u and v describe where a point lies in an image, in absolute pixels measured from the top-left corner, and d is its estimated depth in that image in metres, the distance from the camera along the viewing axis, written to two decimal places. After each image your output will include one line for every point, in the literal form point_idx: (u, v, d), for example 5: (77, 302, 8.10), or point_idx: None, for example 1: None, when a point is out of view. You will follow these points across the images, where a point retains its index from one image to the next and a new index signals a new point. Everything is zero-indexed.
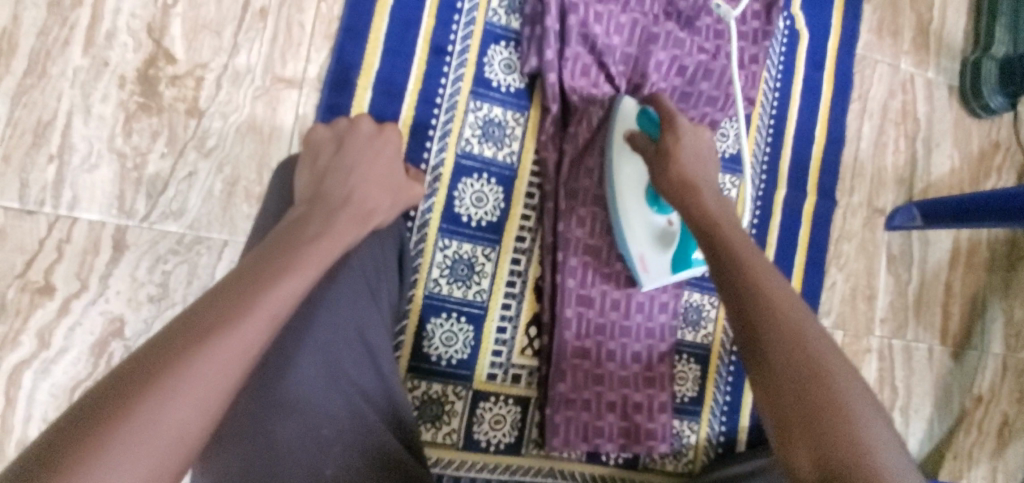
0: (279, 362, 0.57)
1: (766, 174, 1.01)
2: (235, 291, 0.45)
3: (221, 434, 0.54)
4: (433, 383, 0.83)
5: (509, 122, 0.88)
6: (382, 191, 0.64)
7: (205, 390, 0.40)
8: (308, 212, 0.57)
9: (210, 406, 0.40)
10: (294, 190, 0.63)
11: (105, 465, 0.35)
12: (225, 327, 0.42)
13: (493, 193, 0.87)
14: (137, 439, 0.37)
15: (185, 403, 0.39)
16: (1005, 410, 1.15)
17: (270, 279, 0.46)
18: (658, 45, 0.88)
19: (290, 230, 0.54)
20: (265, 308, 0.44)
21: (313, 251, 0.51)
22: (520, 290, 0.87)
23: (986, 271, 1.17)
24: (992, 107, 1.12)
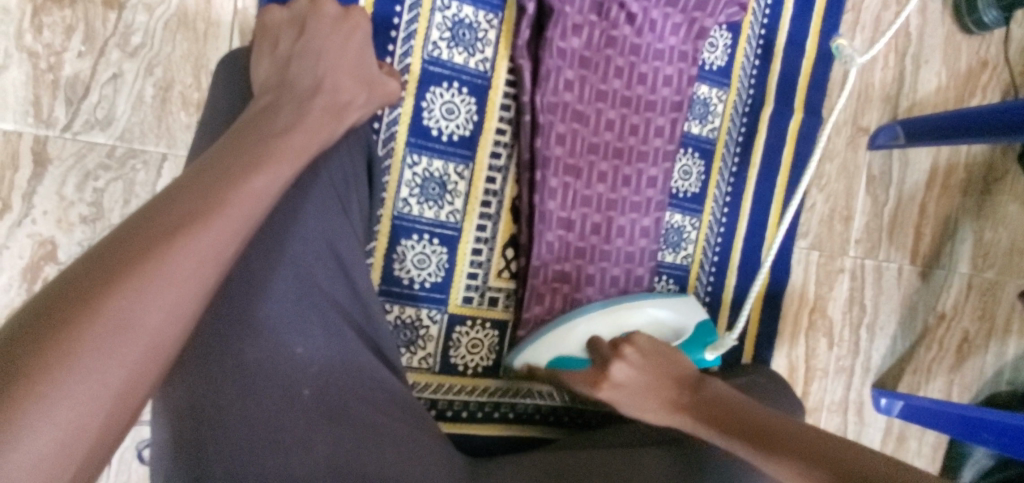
0: (239, 277, 0.52)
1: (753, 89, 0.96)
2: (197, 188, 0.41)
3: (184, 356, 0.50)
4: (406, 307, 0.80)
5: (481, 24, 0.79)
6: (354, 84, 0.56)
7: (175, 298, 0.38)
8: (276, 100, 0.51)
9: (180, 312, 0.38)
10: (252, 82, 0.55)
11: (83, 368, 0.33)
12: (191, 229, 0.39)
13: (465, 104, 0.79)
14: (103, 351, 0.34)
15: (152, 309, 0.37)
16: (965, 327, 1.20)
17: (237, 177, 0.42)
18: None
19: (249, 125, 0.48)
20: (234, 211, 0.41)
21: (282, 147, 0.47)
22: (496, 210, 0.83)
23: (962, 192, 1.17)
24: (986, 22, 1.07)
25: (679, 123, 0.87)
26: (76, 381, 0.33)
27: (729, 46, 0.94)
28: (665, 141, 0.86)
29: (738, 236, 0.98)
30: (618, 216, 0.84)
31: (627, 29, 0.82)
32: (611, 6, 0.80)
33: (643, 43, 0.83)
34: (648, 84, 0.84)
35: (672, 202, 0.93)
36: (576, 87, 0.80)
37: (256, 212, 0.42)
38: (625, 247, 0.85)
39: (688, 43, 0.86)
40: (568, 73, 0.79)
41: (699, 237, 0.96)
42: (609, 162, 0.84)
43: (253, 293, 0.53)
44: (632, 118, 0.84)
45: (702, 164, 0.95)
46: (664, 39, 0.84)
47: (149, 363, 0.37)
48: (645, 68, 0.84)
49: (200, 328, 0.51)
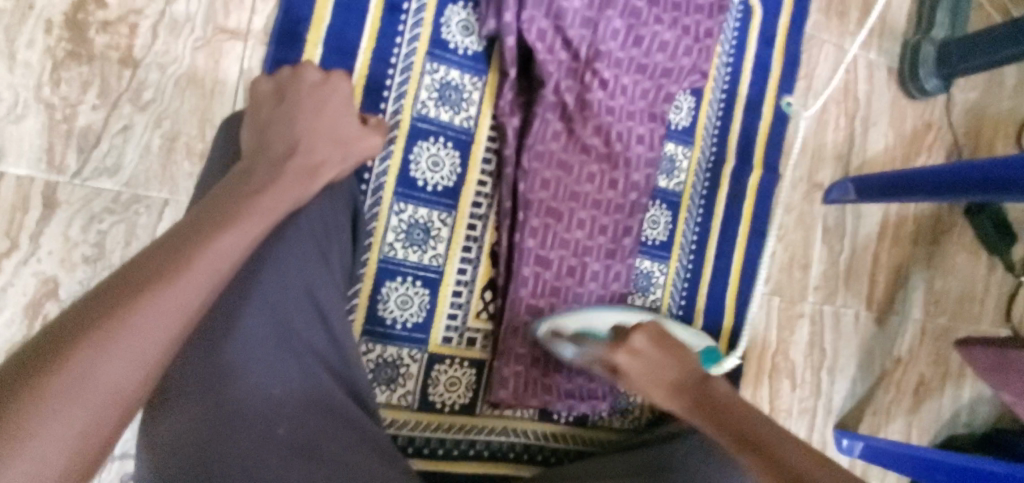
0: (218, 325, 0.57)
1: (716, 147, 1.05)
2: (173, 247, 0.45)
3: (168, 394, 0.56)
4: (388, 347, 0.84)
5: (466, 86, 0.87)
6: (333, 146, 0.62)
7: (138, 348, 0.41)
8: (252, 164, 0.57)
9: (140, 366, 0.42)
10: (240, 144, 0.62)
11: (46, 415, 0.37)
12: (160, 283, 0.43)
13: (449, 157, 0.86)
14: (67, 400, 0.38)
15: (113, 364, 0.40)
16: (921, 371, 1.27)
17: (209, 234, 0.47)
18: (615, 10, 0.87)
19: (225, 190, 0.53)
20: (202, 266, 0.45)
21: (257, 205, 0.52)
22: (476, 255, 0.88)
23: (913, 243, 1.27)
24: (928, 89, 1.20)
25: (652, 178, 0.94)
26: (41, 428, 0.37)
27: (693, 108, 1.03)
28: (642, 194, 0.93)
29: (704, 281, 1.04)
30: (592, 262, 0.90)
31: (601, 93, 0.88)
32: (586, 72, 0.87)
33: (617, 105, 0.90)
34: (622, 143, 0.91)
35: (642, 249, 1.00)
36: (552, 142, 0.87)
37: (219, 272, 0.46)
38: (598, 290, 0.91)
39: (657, 106, 0.94)
40: (555, 125, 0.87)
41: (667, 281, 1.02)
42: (589, 210, 0.90)
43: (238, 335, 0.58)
44: (612, 173, 0.91)
45: (669, 215, 1.02)
46: (635, 103, 0.92)
47: (112, 413, 0.41)
48: (619, 127, 0.90)
49: (178, 370, 0.56)
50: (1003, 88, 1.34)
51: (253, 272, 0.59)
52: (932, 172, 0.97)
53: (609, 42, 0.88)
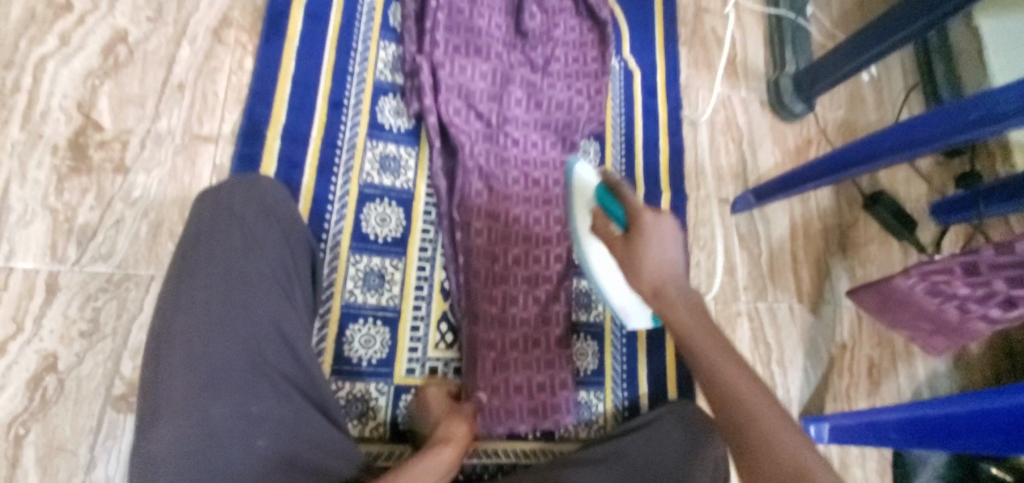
0: (203, 356, 0.67)
1: (625, 179, 1.24)
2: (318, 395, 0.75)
3: (156, 417, 0.64)
4: (357, 382, 0.92)
5: (403, 156, 1.05)
6: None
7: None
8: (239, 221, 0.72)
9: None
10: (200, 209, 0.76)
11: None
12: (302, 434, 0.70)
13: (395, 213, 1.02)
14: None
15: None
16: (868, 354, 1.37)
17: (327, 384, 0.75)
18: (514, 86, 1.12)
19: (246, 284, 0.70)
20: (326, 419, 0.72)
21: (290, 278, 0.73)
22: (428, 292, 1.00)
23: (825, 239, 1.43)
24: (797, 111, 1.45)
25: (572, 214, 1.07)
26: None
27: (599, 151, 1.23)
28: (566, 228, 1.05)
29: None
30: (533, 288, 1.01)
31: (516, 150, 1.08)
32: (499, 133, 1.08)
33: (530, 157, 1.09)
34: (541, 186, 1.07)
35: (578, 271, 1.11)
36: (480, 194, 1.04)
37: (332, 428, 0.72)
38: (543, 313, 1.00)
39: (566, 154, 1.13)
40: (476, 183, 1.03)
41: None
42: (521, 246, 1.02)
43: (218, 356, 0.68)
44: (535, 212, 1.05)
45: None
46: (547, 153, 1.11)
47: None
48: (538, 173, 1.08)
49: (165, 397, 0.65)
50: (864, 104, 1.59)
51: (223, 309, 0.70)
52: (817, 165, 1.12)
53: (514, 109, 1.10)
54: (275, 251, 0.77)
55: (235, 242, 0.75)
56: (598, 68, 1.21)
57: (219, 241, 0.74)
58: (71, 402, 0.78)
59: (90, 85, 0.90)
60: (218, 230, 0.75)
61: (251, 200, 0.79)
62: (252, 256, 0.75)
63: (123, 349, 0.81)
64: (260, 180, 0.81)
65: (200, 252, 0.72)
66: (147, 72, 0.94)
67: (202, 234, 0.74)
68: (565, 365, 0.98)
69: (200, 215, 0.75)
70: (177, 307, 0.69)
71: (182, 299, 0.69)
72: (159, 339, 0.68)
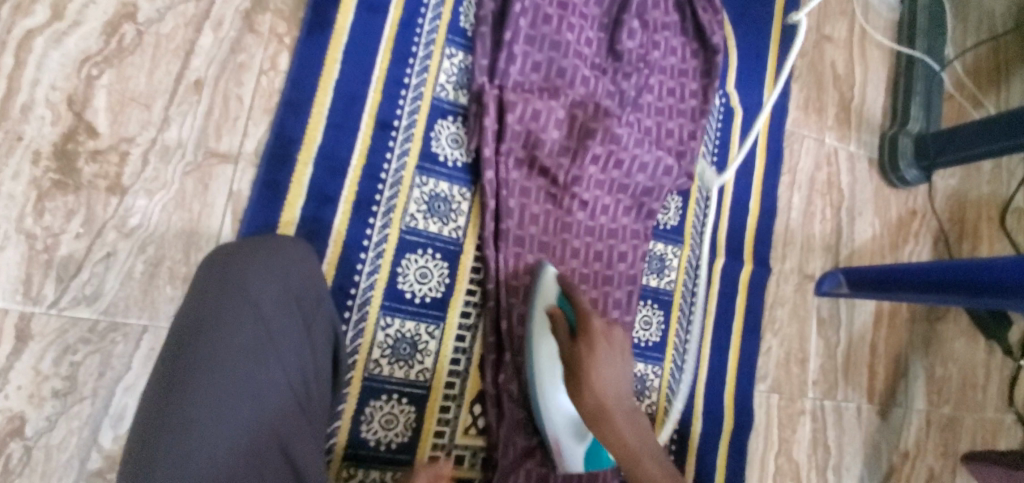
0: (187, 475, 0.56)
1: (705, 245, 1.05)
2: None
3: None
4: (370, 470, 0.80)
5: (455, 197, 0.87)
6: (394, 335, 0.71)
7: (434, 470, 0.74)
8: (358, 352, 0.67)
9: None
10: (207, 280, 0.63)
11: None
12: None
13: (438, 268, 0.85)
14: None
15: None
16: (930, 464, 1.23)
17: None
18: (595, 139, 0.92)
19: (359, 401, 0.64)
20: None
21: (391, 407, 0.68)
22: (465, 367, 0.86)
23: (909, 330, 1.25)
24: (908, 179, 1.22)
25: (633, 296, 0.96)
26: None
27: (681, 208, 1.04)
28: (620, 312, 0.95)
29: (699, 381, 1.02)
30: None
31: (581, 214, 0.94)
32: (565, 196, 0.92)
33: (597, 224, 0.95)
34: (603, 261, 0.95)
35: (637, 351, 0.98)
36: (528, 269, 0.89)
37: None
38: None
39: (639, 222, 0.98)
40: (528, 258, 0.89)
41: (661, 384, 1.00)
42: None
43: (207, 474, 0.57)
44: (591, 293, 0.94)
45: (661, 314, 1.01)
46: (617, 221, 0.96)
47: None
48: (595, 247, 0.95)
49: None
50: (982, 172, 1.36)
51: (220, 419, 0.59)
52: (923, 269, 0.97)
53: (588, 168, 0.92)
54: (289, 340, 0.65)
55: (243, 330, 0.62)
56: (698, 107, 1.01)
57: (225, 327, 0.61)
58: (37, 474, 0.67)
59: (84, 75, 0.72)
60: (225, 315, 0.61)
61: (266, 274, 0.64)
62: (261, 350, 0.62)
63: (103, 416, 0.69)
64: (281, 242, 0.67)
65: (200, 340, 0.60)
66: (158, 63, 0.75)
67: (205, 315, 0.61)
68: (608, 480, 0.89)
69: (207, 290, 0.62)
70: (167, 409, 0.57)
71: (172, 396, 0.58)
72: (140, 443, 0.56)
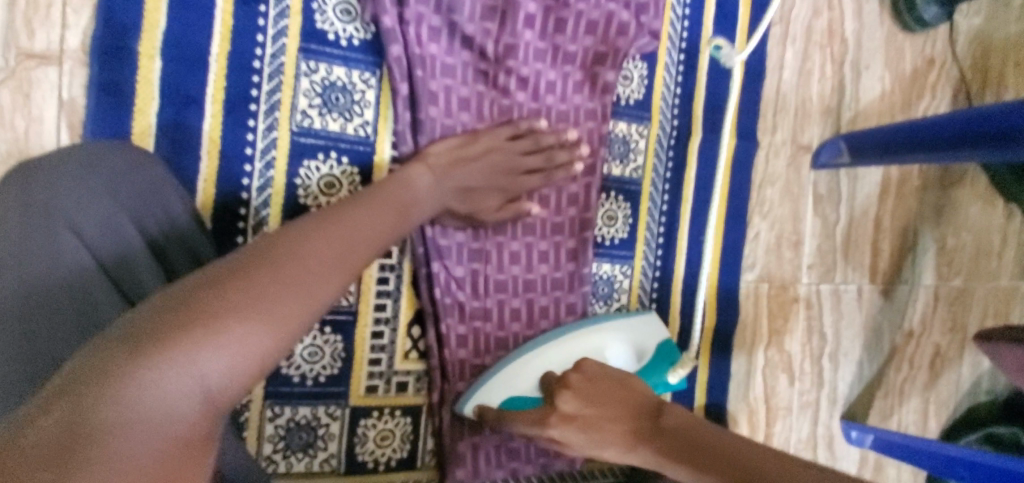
0: None
1: (678, 119, 0.89)
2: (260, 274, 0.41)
3: None
4: (300, 407, 0.72)
5: (357, 85, 0.71)
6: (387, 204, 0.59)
7: (313, 268, 0.44)
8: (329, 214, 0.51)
9: (242, 365, 0.37)
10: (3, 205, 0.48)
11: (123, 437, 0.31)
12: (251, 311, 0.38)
13: (347, 175, 0.71)
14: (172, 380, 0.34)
15: (178, 379, 0.34)
16: (936, 341, 1.13)
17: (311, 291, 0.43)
18: None
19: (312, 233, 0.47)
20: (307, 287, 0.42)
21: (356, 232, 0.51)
22: (395, 286, 0.75)
23: (918, 199, 1.11)
24: (925, 19, 1.01)
25: (593, 189, 0.81)
26: (118, 450, 0.31)
27: (646, 76, 0.86)
28: (581, 209, 0.81)
29: (676, 278, 0.90)
30: (539, 297, 0.79)
31: (522, 94, 0.76)
32: (498, 72, 0.75)
33: (542, 106, 0.77)
34: None
35: (599, 250, 0.86)
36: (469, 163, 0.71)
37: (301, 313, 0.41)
38: (552, 328, 0.81)
39: (596, 100, 0.80)
40: None
41: (633, 284, 0.88)
42: (520, 241, 0.78)
43: None
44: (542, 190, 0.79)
45: (629, 207, 0.87)
46: (568, 100, 0.79)
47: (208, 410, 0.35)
48: (550, 140, 0.76)
49: None
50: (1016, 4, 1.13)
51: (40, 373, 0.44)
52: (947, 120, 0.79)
53: (523, 33, 0.74)
54: (131, 265, 0.50)
55: (56, 261, 0.47)
56: None
57: (31, 260, 0.46)
58: None
59: None
60: (30, 238, 0.47)
61: (80, 190, 0.50)
62: (85, 282, 0.47)
63: None
64: (101, 153, 0.53)
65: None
66: None
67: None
68: None
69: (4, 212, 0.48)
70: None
71: None
72: None
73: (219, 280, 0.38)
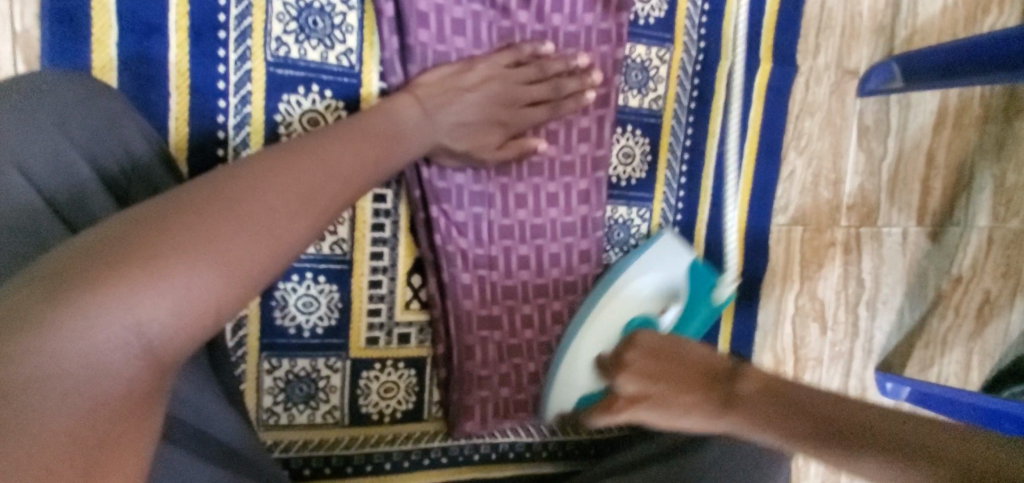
0: None
1: (705, 41, 0.78)
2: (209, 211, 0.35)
3: None
4: (298, 359, 0.68)
5: (337, 7, 0.63)
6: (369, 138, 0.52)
7: (272, 208, 0.37)
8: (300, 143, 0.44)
9: (190, 312, 0.32)
10: None
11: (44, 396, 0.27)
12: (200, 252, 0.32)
13: (332, 110, 0.64)
14: (103, 329, 0.29)
15: (111, 328, 0.29)
16: (987, 287, 1.02)
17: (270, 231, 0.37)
18: None
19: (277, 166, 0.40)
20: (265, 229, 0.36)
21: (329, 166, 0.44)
22: (392, 233, 0.70)
23: (978, 131, 0.98)
24: None
25: (606, 122, 0.73)
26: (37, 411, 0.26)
27: None
28: (593, 146, 0.73)
29: (701, 221, 0.82)
30: (548, 243, 0.73)
31: (525, 15, 0.67)
32: None
33: (548, 27, 0.68)
34: None
35: (615, 192, 0.78)
36: (465, 96, 0.64)
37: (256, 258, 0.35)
38: (563, 277, 0.74)
39: (609, 19, 0.70)
40: None
41: (652, 229, 0.80)
42: (528, 181, 0.71)
43: None
44: (550, 124, 0.71)
45: (648, 143, 0.78)
46: (578, 19, 0.69)
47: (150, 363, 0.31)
48: (558, 67, 0.68)
49: None
50: None
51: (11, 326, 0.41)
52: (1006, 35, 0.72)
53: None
54: (84, 200, 0.45)
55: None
56: None
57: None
58: None
59: None
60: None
61: (24, 123, 0.45)
62: (31, 223, 0.42)
63: None
64: (47, 82, 0.47)
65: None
66: None
67: None
68: None
69: None
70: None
71: None
72: None
73: (161, 219, 0.33)
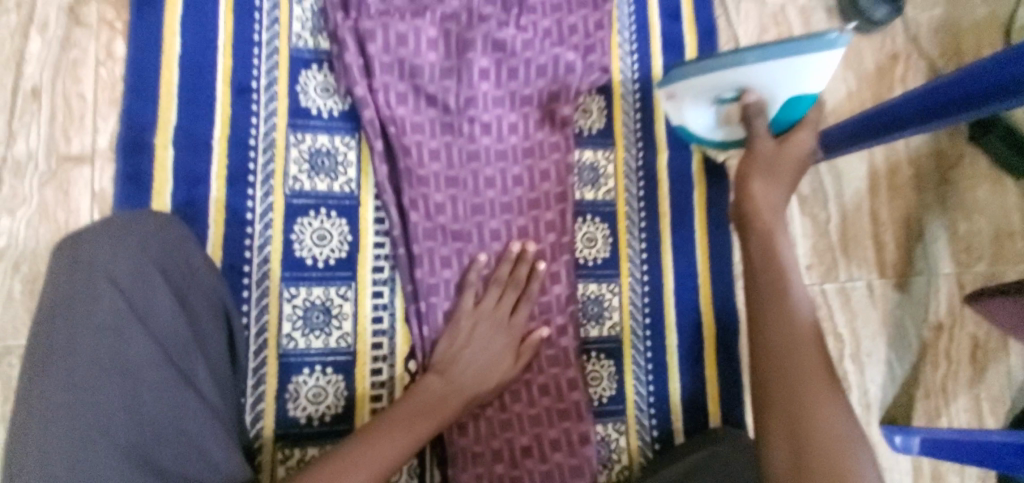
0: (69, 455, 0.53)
1: (643, 142, 0.94)
2: None
3: None
4: (309, 448, 0.75)
5: (340, 149, 0.81)
6: None
7: None
8: None
9: None
10: (60, 263, 0.59)
11: None
12: None
13: (336, 227, 0.79)
14: None
15: None
16: (973, 333, 1.05)
17: None
18: (476, 50, 0.83)
19: None
20: None
21: None
22: (390, 324, 0.80)
23: (916, 191, 1.07)
24: (879, 18, 1.07)
25: (569, 214, 0.85)
26: None
27: (605, 108, 0.93)
28: (559, 235, 0.85)
29: (666, 292, 0.91)
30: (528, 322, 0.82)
31: (487, 138, 0.84)
32: (461, 122, 0.83)
33: (507, 146, 0.85)
34: (524, 185, 0.85)
35: (584, 272, 0.89)
36: None
37: None
38: (545, 350, 0.83)
39: (557, 134, 0.87)
40: (436, 197, 0.80)
41: (622, 302, 0.89)
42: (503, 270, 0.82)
43: (110, 461, 0.53)
44: (518, 222, 0.84)
45: (607, 227, 0.91)
46: (530, 137, 0.86)
47: None
48: None
49: None
50: None
51: (97, 400, 0.54)
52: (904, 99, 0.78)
53: (480, 85, 0.83)
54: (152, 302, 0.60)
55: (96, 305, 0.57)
56: None
57: (71, 323, 0.56)
58: None
59: None
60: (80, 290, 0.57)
61: (116, 249, 0.60)
62: (117, 323, 0.57)
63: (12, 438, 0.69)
64: (130, 220, 0.63)
65: (48, 353, 0.55)
66: None
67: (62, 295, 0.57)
68: (584, 415, 0.82)
69: (63, 267, 0.59)
70: (25, 443, 0.53)
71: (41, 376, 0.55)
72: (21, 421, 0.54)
73: None
